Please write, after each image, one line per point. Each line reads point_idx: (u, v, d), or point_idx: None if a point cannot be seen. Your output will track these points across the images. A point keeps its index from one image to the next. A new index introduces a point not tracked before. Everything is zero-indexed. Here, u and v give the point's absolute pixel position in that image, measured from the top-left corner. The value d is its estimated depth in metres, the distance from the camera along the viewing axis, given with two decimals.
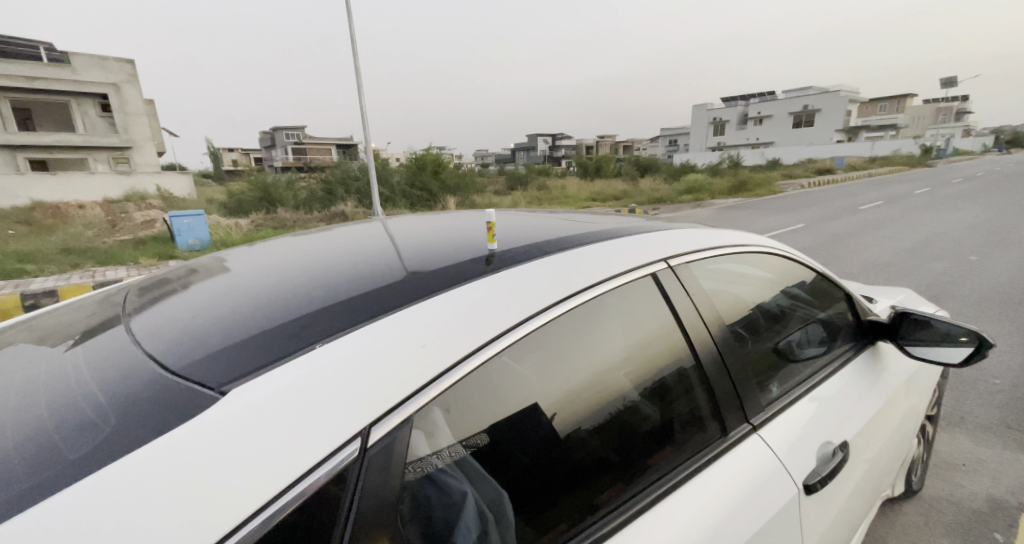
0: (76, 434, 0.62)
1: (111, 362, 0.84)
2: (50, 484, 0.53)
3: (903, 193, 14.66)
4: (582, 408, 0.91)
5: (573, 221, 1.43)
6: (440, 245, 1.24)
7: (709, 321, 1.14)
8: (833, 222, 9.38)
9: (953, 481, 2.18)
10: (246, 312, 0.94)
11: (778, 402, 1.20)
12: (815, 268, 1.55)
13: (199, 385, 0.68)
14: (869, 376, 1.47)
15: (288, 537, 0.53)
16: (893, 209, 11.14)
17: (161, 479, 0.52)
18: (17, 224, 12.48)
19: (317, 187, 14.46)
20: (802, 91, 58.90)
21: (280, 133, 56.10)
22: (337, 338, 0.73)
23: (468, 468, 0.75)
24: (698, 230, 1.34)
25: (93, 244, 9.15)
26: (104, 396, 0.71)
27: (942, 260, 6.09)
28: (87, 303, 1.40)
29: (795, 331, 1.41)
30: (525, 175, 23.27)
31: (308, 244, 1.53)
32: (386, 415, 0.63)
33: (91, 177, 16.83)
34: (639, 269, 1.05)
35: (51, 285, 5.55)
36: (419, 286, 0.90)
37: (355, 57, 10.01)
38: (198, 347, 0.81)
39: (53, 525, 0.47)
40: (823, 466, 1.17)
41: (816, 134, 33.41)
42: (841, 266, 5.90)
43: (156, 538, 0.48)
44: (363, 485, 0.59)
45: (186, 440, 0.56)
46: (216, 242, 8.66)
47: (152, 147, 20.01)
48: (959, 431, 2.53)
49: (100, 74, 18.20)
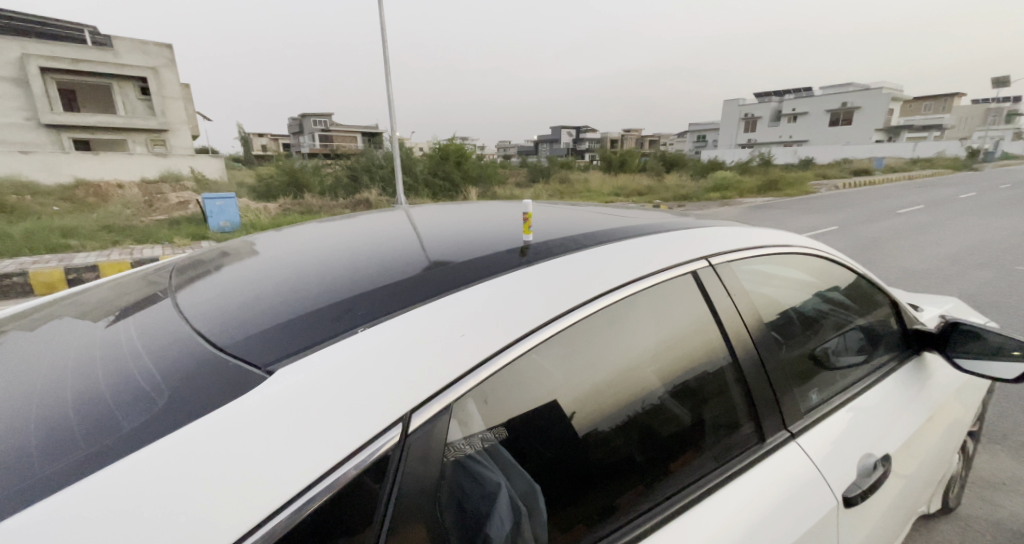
0: (129, 407, 0.64)
1: (158, 338, 0.86)
2: (110, 452, 0.55)
3: (948, 197, 13.92)
4: (605, 407, 0.89)
5: (606, 215, 1.40)
6: (473, 235, 1.23)
7: (748, 321, 1.10)
8: (869, 225, 9.02)
9: (992, 500, 2.08)
10: (281, 294, 0.95)
11: (816, 411, 1.16)
12: (859, 271, 1.48)
13: (244, 361, 0.70)
14: (912, 386, 1.41)
15: (315, 528, 0.52)
16: (935, 214, 10.59)
17: (207, 453, 0.53)
18: (62, 201, 13.04)
19: (343, 174, 14.70)
20: (844, 86, 56.30)
21: (308, 122, 57.20)
22: (375, 324, 0.73)
23: (498, 459, 0.75)
24: (733, 229, 1.29)
25: (130, 223, 9.49)
26: (155, 371, 0.73)
27: (988, 270, 5.78)
28: (128, 281, 1.45)
29: (832, 338, 1.36)
30: (548, 168, 23.14)
31: (336, 231, 1.54)
32: (426, 402, 0.63)
33: (130, 158, 17.45)
34: (676, 268, 1.02)
35: (94, 260, 5.84)
36: (454, 275, 0.90)
37: (385, 46, 10.08)
38: (239, 327, 0.82)
39: (103, 506, 0.47)
40: (863, 479, 1.12)
41: (854, 133, 31.97)
42: (877, 271, 5.68)
43: (191, 526, 0.48)
44: (404, 470, 0.59)
45: (222, 425, 0.56)
46: (245, 225, 8.88)
47: (186, 130, 20.65)
48: (1000, 448, 2.42)
49: (140, 58, 18.85)
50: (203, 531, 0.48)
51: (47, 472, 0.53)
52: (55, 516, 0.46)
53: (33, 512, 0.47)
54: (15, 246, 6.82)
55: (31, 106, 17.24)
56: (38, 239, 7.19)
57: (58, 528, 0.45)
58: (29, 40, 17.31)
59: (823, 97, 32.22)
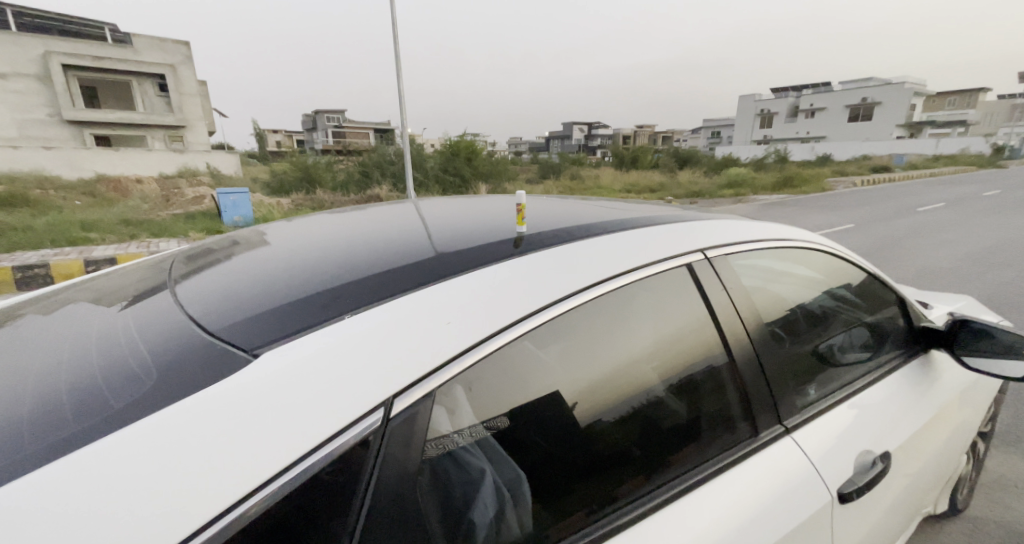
0: (120, 388, 0.65)
1: (155, 324, 0.88)
2: (98, 428, 0.57)
3: (971, 195, 13.54)
4: (606, 399, 0.90)
5: (606, 207, 1.39)
6: (471, 227, 1.24)
7: (746, 318, 1.09)
8: (886, 223, 8.84)
9: (1003, 502, 2.03)
10: (280, 282, 0.96)
11: (816, 405, 1.14)
12: (866, 269, 1.46)
13: (234, 346, 0.71)
14: (919, 385, 1.37)
15: (288, 511, 0.53)
16: (956, 212, 10.34)
17: (177, 439, 0.54)
18: (84, 196, 13.38)
19: (355, 170, 14.81)
20: (864, 81, 54.96)
21: (322, 119, 57.72)
22: (363, 311, 0.74)
23: (487, 448, 0.75)
24: (735, 223, 1.27)
25: (147, 217, 9.69)
26: (149, 355, 0.74)
27: (1009, 270, 5.62)
28: (139, 268, 1.49)
29: (837, 335, 1.34)
30: (559, 164, 23.09)
31: (344, 223, 1.56)
32: (410, 387, 0.63)
33: (149, 154, 17.84)
34: (672, 260, 1.01)
35: (112, 252, 5.99)
36: (447, 263, 0.90)
37: (396, 43, 10.15)
38: (235, 313, 0.83)
39: (86, 480, 0.49)
40: (861, 476, 1.10)
41: (873, 129, 31.21)
42: (893, 270, 5.56)
43: (162, 507, 0.49)
44: (384, 456, 0.60)
45: (206, 405, 0.57)
46: (258, 220, 9.03)
47: (203, 126, 21.03)
48: (1014, 450, 2.36)
49: (158, 55, 19.28)
50: (180, 511, 0.49)
51: (40, 445, 0.56)
52: (34, 489, 0.48)
53: (10, 487, 0.48)
54: (38, 239, 7.02)
55: (53, 103, 17.63)
56: (60, 232, 7.42)
57: (40, 495, 0.47)
58: (52, 38, 17.63)
59: (842, 92, 31.49)
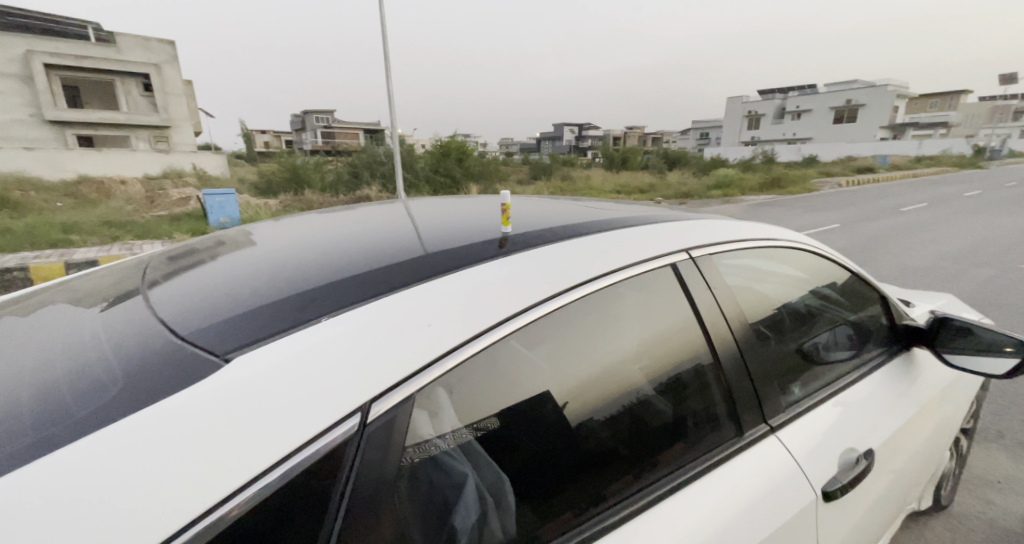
0: (87, 394, 0.63)
1: (130, 326, 0.85)
2: (60, 436, 0.54)
3: (953, 195, 13.82)
4: (595, 399, 0.89)
5: (592, 207, 1.38)
6: (456, 228, 1.23)
7: (731, 318, 1.09)
8: (870, 223, 8.98)
9: (986, 497, 2.07)
10: (261, 282, 0.94)
11: (800, 403, 1.15)
12: (850, 268, 1.47)
13: (207, 350, 0.69)
14: (902, 382, 1.39)
15: (258, 520, 0.51)
16: (938, 212, 10.55)
17: (143, 444, 0.51)
18: (65, 197, 13.11)
19: (345, 171, 14.71)
20: (849, 83, 55.86)
21: (312, 120, 57.30)
22: (343, 313, 0.72)
23: (472, 451, 0.74)
24: (720, 223, 1.27)
25: (131, 219, 9.50)
26: (120, 359, 0.72)
27: (989, 268, 5.74)
28: (118, 269, 1.45)
29: (822, 333, 1.35)
30: (549, 165, 23.15)
31: (330, 223, 1.54)
32: (388, 391, 0.62)
33: (133, 154, 17.54)
34: (657, 259, 1.01)
35: (94, 255, 5.87)
36: (430, 263, 0.89)
37: (385, 43, 10.10)
38: (214, 314, 0.81)
39: (45, 488, 0.47)
40: (845, 473, 1.11)
41: (857, 130, 31.75)
42: (877, 269, 5.66)
43: (123, 514, 0.47)
44: (361, 459, 0.58)
45: (172, 412, 0.55)
46: (245, 221, 8.91)
47: (189, 126, 20.73)
48: (995, 446, 2.41)
49: (142, 54, 18.98)
50: (143, 519, 0.47)
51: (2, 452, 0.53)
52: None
53: None
54: (17, 242, 6.85)
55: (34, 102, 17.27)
56: (40, 235, 7.25)
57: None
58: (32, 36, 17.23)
59: (827, 94, 31.99)
